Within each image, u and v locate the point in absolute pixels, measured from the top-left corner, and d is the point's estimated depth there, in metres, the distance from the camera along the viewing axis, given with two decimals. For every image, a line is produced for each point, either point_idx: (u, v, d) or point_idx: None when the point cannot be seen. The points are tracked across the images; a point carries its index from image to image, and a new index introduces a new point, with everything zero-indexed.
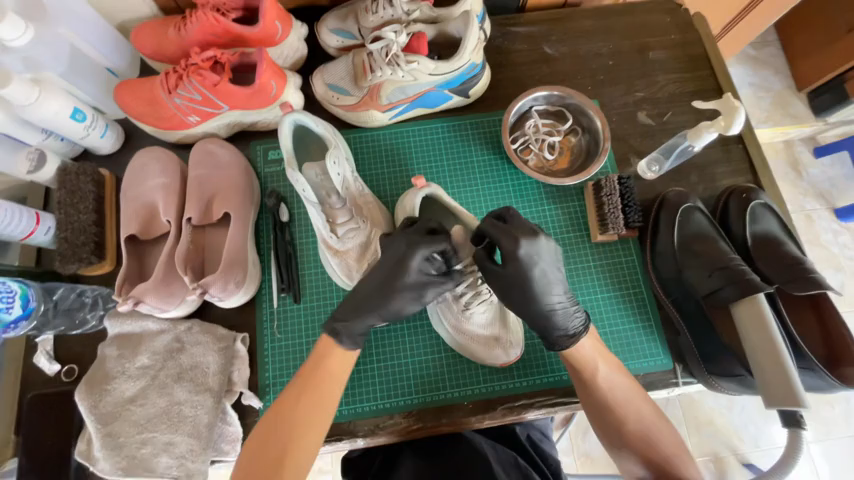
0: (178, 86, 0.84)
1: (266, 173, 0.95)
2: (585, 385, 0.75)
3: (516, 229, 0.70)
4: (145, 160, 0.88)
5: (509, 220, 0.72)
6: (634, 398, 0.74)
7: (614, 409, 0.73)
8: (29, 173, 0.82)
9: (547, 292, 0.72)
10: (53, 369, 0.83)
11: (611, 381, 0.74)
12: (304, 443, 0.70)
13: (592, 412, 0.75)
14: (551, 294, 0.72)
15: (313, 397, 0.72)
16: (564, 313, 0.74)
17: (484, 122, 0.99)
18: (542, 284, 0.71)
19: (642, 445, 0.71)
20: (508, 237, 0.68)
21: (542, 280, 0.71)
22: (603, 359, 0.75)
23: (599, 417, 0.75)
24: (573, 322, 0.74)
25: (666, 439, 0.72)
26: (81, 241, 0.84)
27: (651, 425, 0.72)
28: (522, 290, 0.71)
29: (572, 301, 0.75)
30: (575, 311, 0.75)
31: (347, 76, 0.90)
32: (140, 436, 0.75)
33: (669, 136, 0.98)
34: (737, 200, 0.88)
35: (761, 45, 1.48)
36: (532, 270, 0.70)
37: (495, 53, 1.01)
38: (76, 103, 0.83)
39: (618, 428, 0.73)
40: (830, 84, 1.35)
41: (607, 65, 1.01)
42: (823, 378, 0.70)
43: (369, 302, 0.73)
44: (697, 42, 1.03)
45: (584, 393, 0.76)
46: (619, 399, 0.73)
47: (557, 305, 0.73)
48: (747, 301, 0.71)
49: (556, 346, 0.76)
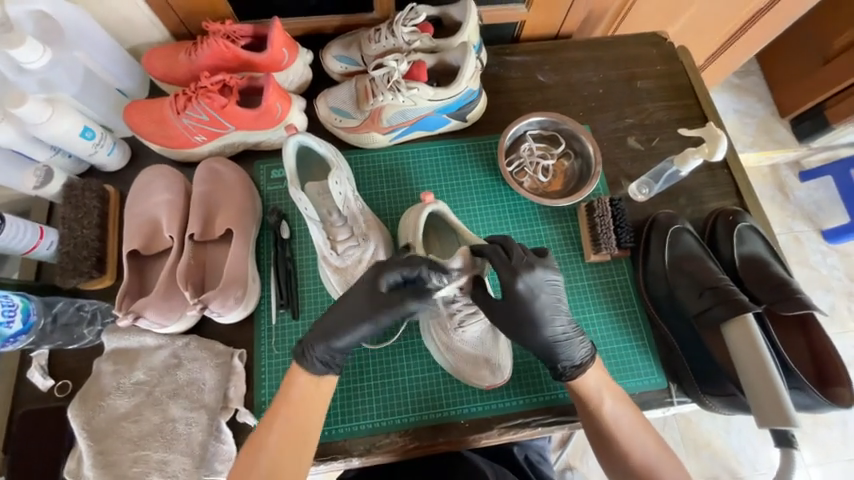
0: (186, 108, 0.87)
1: (268, 191, 0.97)
2: (585, 408, 0.76)
3: (517, 262, 0.73)
4: (151, 177, 0.91)
5: (511, 252, 0.74)
6: (639, 429, 0.74)
7: (609, 429, 0.74)
8: (35, 188, 0.84)
9: (550, 321, 0.74)
10: (47, 384, 0.82)
11: (613, 408, 0.75)
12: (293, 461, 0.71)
13: (589, 431, 0.76)
14: (553, 324, 0.74)
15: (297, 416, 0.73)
16: (568, 343, 0.75)
17: (481, 145, 1.02)
18: (543, 317, 0.73)
19: (635, 464, 0.72)
20: (508, 271, 0.72)
21: (545, 311, 0.73)
22: (608, 392, 0.76)
23: (597, 438, 0.75)
24: (579, 352, 0.76)
25: (663, 457, 0.73)
26: (84, 256, 0.85)
27: (648, 446, 0.73)
28: (525, 318, 0.73)
29: (576, 333, 0.77)
30: (580, 342, 0.77)
31: (350, 100, 0.94)
32: (133, 453, 0.74)
33: (659, 160, 1.02)
34: (724, 223, 0.91)
35: (744, 74, 1.56)
36: (533, 304, 0.73)
37: (491, 80, 1.06)
38: (86, 121, 0.85)
39: (614, 447, 0.74)
40: (810, 112, 1.42)
41: (598, 93, 1.07)
42: (813, 397, 0.71)
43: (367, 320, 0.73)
44: (683, 72, 1.09)
45: (585, 418, 0.76)
46: (619, 422, 0.74)
47: (560, 335, 0.75)
48: (737, 322, 0.73)
49: (563, 376, 0.77)
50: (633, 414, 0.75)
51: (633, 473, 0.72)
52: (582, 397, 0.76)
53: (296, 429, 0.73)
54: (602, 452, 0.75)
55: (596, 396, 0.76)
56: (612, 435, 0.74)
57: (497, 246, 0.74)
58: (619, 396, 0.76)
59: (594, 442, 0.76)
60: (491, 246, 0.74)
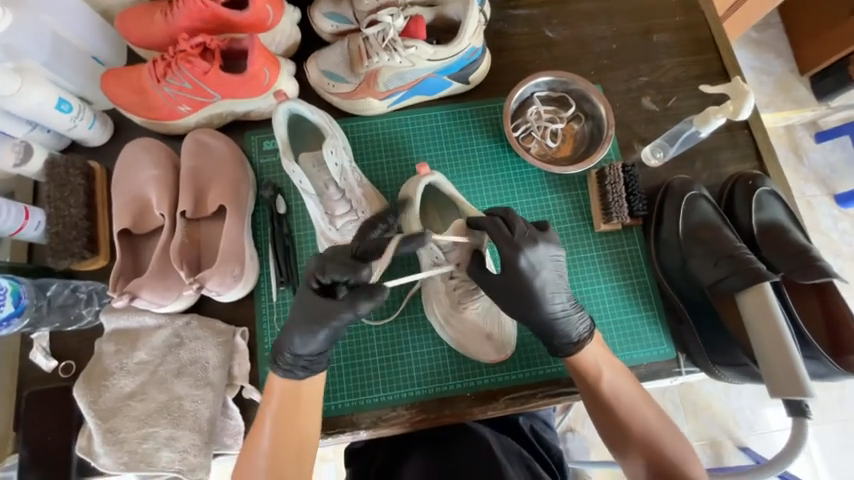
0: (167, 75, 0.81)
1: (261, 164, 0.92)
2: (587, 384, 0.75)
3: (519, 238, 0.70)
4: (135, 151, 0.86)
5: (513, 228, 0.70)
6: (639, 403, 0.73)
7: (606, 399, 0.73)
8: (15, 166, 0.79)
9: (549, 299, 0.71)
10: (50, 365, 0.82)
11: (613, 379, 0.74)
12: (291, 461, 0.70)
13: (587, 401, 0.75)
14: (552, 302, 0.72)
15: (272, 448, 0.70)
16: (567, 320, 0.73)
17: (484, 109, 0.96)
18: (541, 295, 0.71)
19: (633, 430, 0.71)
20: (509, 245, 0.69)
21: (545, 290, 0.71)
22: (608, 366, 0.75)
23: (595, 403, 0.74)
24: (577, 329, 0.74)
25: (663, 427, 0.72)
26: (73, 237, 0.82)
27: (645, 415, 0.72)
28: (525, 295, 0.71)
29: (575, 308, 0.74)
30: (580, 317, 0.75)
31: (343, 63, 0.87)
32: (141, 431, 0.75)
33: (674, 122, 0.95)
34: (744, 186, 0.86)
35: (764, 27, 1.44)
36: (533, 282, 0.70)
37: (495, 37, 0.98)
38: (61, 92, 0.79)
39: (612, 413, 0.73)
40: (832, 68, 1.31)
41: (610, 49, 0.98)
42: (827, 366, 0.69)
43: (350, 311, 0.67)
44: (702, 24, 1.00)
45: (587, 395, 0.75)
46: (619, 390, 0.73)
47: (559, 312, 0.72)
48: (753, 291, 0.70)
49: (561, 352, 0.76)
50: (633, 387, 0.74)
51: (632, 441, 0.71)
52: (583, 372, 0.75)
53: (276, 462, 0.70)
54: (603, 420, 0.74)
55: (596, 369, 0.74)
56: (611, 409, 0.73)
57: (498, 219, 0.71)
58: (620, 368, 0.75)
59: (593, 411, 0.75)
60: (490, 218, 0.71)
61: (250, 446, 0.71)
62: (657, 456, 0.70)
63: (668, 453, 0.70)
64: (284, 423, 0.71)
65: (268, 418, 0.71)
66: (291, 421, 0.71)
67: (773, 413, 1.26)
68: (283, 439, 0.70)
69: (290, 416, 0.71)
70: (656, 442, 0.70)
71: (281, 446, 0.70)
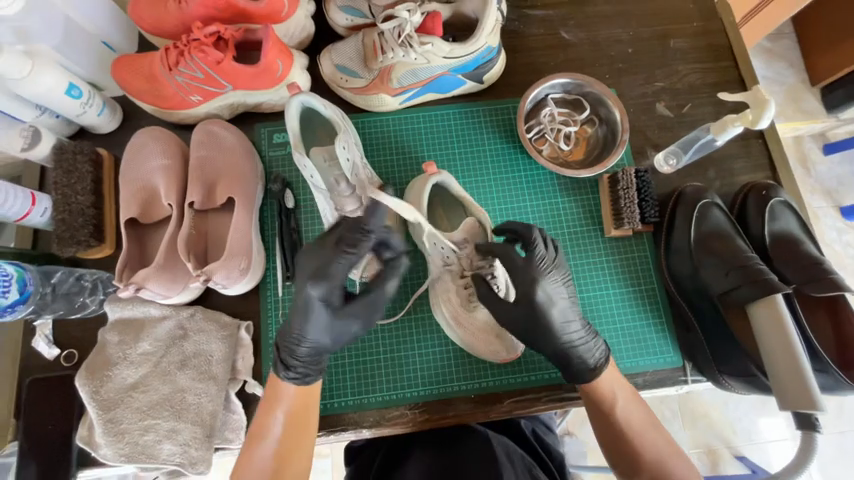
0: (179, 64, 0.80)
1: (270, 157, 0.91)
2: (600, 409, 0.73)
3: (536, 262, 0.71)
4: (145, 140, 0.85)
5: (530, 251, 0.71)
6: (647, 428, 0.72)
7: (616, 421, 0.72)
8: (22, 150, 0.78)
9: (565, 328, 0.71)
10: (52, 353, 0.81)
11: (625, 407, 0.73)
12: (291, 466, 0.70)
13: (598, 427, 0.74)
14: (569, 330, 0.71)
15: (274, 454, 0.69)
16: (584, 346, 0.72)
17: (497, 109, 0.95)
18: (560, 324, 0.70)
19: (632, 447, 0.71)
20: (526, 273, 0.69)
21: (560, 319, 0.70)
22: (622, 393, 0.73)
23: (598, 415, 0.73)
24: (594, 355, 0.73)
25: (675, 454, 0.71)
26: (79, 224, 0.81)
27: (648, 434, 0.71)
28: (540, 326, 0.71)
29: (591, 334, 0.74)
30: (595, 342, 0.74)
31: (356, 57, 0.86)
32: (143, 423, 0.75)
33: (689, 129, 0.94)
34: (756, 197, 0.86)
35: (777, 37, 1.41)
36: (550, 312, 0.70)
37: (509, 37, 0.97)
38: (72, 78, 0.78)
39: (619, 431, 0.72)
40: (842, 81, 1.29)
41: (627, 53, 0.97)
42: (836, 380, 0.69)
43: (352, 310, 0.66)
44: (719, 31, 0.99)
45: (598, 420, 0.74)
46: (631, 417, 0.72)
47: (575, 339, 0.71)
48: (765, 302, 0.69)
49: (578, 380, 0.74)
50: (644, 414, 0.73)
51: (630, 456, 0.71)
52: (597, 397, 0.74)
53: (279, 472, 0.69)
54: (611, 446, 0.72)
55: (611, 391, 0.73)
56: (625, 435, 0.71)
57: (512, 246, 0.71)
58: (631, 394, 0.74)
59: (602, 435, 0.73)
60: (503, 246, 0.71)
61: (246, 458, 0.69)
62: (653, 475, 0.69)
63: (670, 469, 0.69)
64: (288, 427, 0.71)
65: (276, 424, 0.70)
66: (296, 431, 0.71)
67: (768, 424, 1.26)
68: (284, 450, 0.70)
69: (297, 422, 0.71)
70: (661, 463, 0.70)
71: (285, 452, 0.70)
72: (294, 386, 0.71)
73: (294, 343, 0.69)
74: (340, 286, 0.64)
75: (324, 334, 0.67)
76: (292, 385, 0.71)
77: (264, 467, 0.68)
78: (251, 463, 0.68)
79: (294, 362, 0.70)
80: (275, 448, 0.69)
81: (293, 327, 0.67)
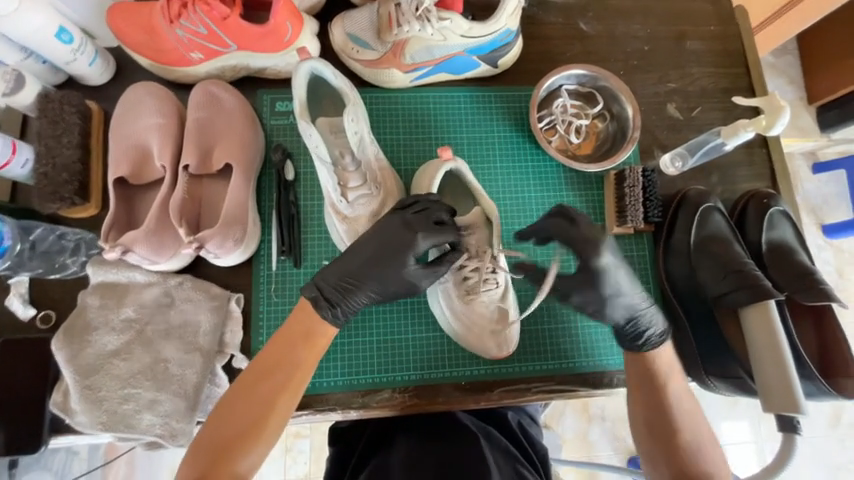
0: (181, 16, 0.75)
1: (271, 125, 0.87)
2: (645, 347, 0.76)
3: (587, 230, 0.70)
4: (139, 96, 0.80)
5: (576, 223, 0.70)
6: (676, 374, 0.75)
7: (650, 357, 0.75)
8: (3, 96, 0.73)
9: (627, 291, 0.72)
10: (28, 313, 0.77)
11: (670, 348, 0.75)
12: (274, 409, 0.67)
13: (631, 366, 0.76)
14: (633, 290, 0.72)
15: (266, 391, 0.67)
16: (645, 313, 0.73)
17: (510, 96, 0.93)
18: (621, 288, 0.71)
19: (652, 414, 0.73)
20: (585, 246, 0.69)
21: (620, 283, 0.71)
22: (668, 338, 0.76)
23: (642, 374, 0.75)
24: (656, 322, 0.74)
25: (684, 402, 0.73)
26: (64, 180, 0.76)
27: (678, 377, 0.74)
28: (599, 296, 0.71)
29: (648, 303, 0.74)
30: (653, 313, 0.74)
31: (370, 28, 0.81)
32: (123, 391, 0.72)
33: (697, 132, 0.94)
34: (757, 205, 0.87)
35: (781, 52, 1.40)
36: (610, 278, 0.70)
37: (527, 23, 0.94)
38: (62, 21, 0.73)
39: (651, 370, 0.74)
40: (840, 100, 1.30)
41: (642, 50, 0.96)
42: (819, 387, 0.71)
43: (399, 291, 0.73)
44: (734, 37, 0.99)
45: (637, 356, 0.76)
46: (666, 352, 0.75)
47: (638, 306, 0.73)
48: (757, 306, 0.71)
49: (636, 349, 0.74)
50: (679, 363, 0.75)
51: (655, 423, 0.72)
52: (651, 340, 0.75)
53: (266, 409, 0.66)
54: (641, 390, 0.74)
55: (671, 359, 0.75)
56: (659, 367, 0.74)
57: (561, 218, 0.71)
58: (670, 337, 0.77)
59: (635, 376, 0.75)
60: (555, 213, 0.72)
61: (243, 386, 0.67)
62: (667, 447, 0.71)
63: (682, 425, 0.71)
64: (290, 367, 0.68)
65: (283, 358, 0.68)
66: (293, 372, 0.68)
67: (730, 427, 1.31)
68: (276, 387, 0.67)
69: (302, 361, 0.69)
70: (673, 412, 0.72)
71: (279, 392, 0.67)
72: (330, 326, 0.71)
73: (353, 293, 0.70)
74: (417, 252, 0.69)
75: (373, 292, 0.71)
76: (330, 324, 0.71)
77: (257, 398, 0.66)
78: (247, 393, 0.66)
79: (341, 302, 0.70)
80: (274, 383, 0.67)
81: (362, 268, 0.69)
